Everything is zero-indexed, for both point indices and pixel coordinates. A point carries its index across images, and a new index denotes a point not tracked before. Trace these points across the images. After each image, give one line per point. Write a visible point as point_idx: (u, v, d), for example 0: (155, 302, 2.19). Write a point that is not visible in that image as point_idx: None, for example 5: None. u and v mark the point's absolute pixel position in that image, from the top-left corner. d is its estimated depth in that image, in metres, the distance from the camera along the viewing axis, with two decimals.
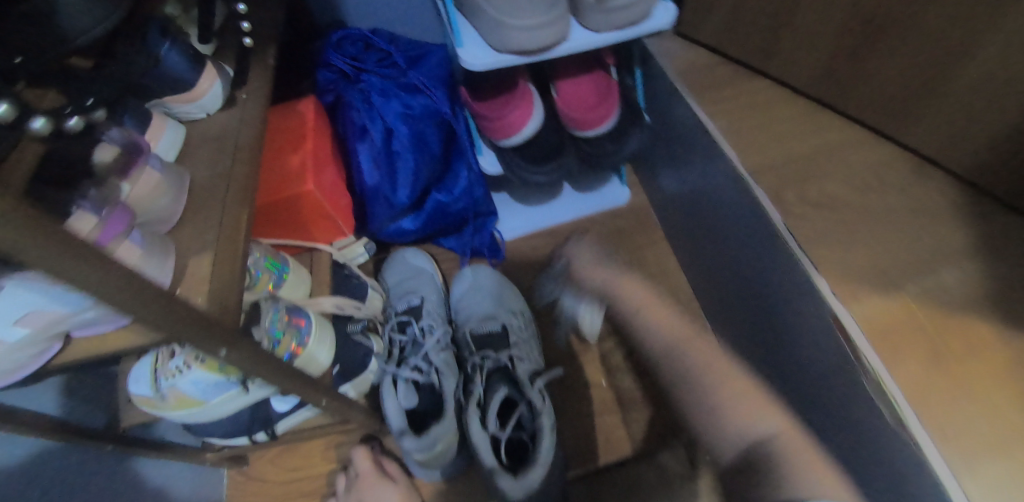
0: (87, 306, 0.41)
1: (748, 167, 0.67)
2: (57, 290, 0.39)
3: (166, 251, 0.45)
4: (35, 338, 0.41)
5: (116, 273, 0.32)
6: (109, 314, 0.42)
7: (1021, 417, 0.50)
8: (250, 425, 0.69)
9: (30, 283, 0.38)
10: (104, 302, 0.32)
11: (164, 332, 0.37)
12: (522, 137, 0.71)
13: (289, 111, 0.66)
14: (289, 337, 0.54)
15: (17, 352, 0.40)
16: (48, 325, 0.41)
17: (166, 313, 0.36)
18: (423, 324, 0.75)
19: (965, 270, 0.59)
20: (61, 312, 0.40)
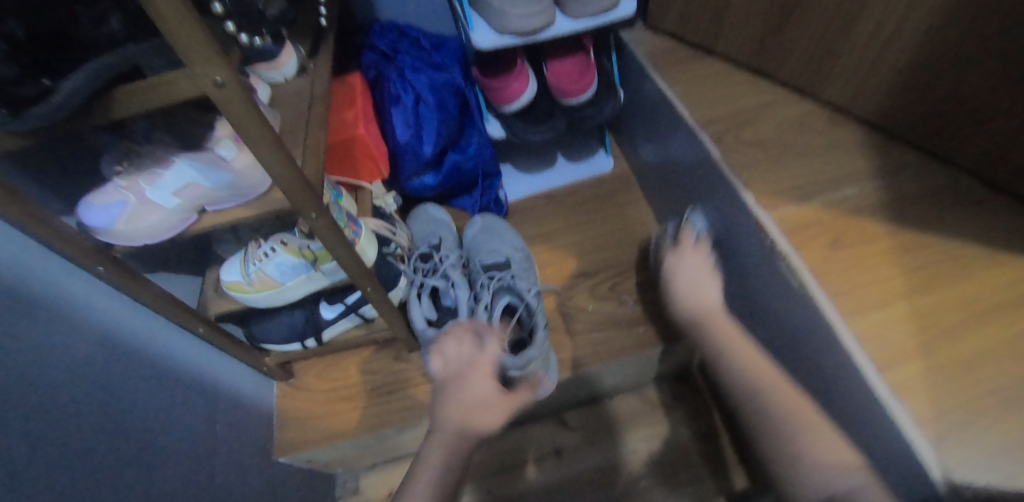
0: (220, 185, 0.61)
1: (698, 119, 0.85)
2: (206, 170, 0.59)
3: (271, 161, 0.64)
4: (183, 208, 0.61)
5: (264, 133, 0.52)
6: (231, 195, 0.62)
7: (897, 281, 0.67)
8: (304, 329, 0.86)
9: (191, 162, 0.59)
10: (255, 150, 0.52)
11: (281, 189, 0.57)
12: (520, 104, 0.90)
13: (341, 81, 0.86)
14: (349, 229, 0.72)
15: (171, 216, 0.61)
16: (193, 198, 0.61)
17: (283, 168, 0.55)
18: (441, 253, 0.93)
19: (866, 186, 0.75)
20: (205, 187, 0.60)
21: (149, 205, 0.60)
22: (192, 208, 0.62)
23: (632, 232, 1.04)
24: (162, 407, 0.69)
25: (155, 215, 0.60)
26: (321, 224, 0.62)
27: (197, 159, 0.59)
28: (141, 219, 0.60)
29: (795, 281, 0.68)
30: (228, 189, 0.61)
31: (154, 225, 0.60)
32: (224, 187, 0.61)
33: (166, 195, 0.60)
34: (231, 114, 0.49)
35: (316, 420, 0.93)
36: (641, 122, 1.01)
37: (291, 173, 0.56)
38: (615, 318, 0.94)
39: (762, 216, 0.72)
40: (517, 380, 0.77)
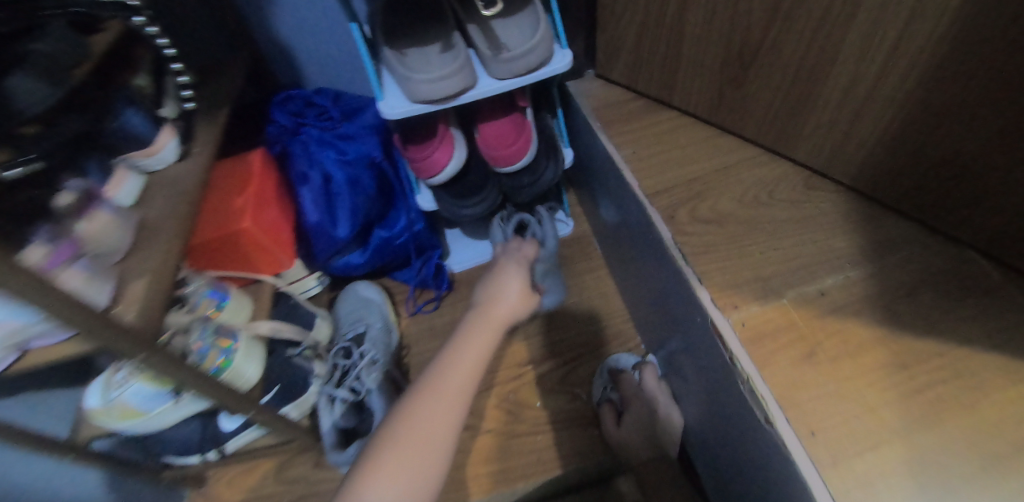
0: (37, 319, 0.50)
1: (647, 189, 0.72)
2: (13, 307, 0.49)
3: (106, 278, 0.54)
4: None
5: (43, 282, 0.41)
6: (57, 327, 0.52)
7: (887, 404, 0.52)
8: (201, 442, 0.74)
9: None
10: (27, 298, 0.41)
11: (90, 338, 0.46)
12: (446, 176, 0.78)
13: (238, 161, 0.76)
14: (215, 353, 0.61)
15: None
16: (6, 337, 0.50)
17: (77, 311, 0.44)
18: (363, 348, 0.80)
19: (848, 274, 0.61)
20: (18, 324, 0.50)
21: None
22: (9, 347, 0.51)
23: (590, 308, 0.91)
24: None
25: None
26: (158, 363, 0.52)
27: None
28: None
29: (761, 415, 0.53)
30: (48, 322, 0.51)
31: None
32: (39, 320, 0.50)
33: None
34: None
35: None
36: (596, 183, 0.89)
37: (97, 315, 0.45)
38: (565, 416, 0.81)
39: (716, 313, 0.59)
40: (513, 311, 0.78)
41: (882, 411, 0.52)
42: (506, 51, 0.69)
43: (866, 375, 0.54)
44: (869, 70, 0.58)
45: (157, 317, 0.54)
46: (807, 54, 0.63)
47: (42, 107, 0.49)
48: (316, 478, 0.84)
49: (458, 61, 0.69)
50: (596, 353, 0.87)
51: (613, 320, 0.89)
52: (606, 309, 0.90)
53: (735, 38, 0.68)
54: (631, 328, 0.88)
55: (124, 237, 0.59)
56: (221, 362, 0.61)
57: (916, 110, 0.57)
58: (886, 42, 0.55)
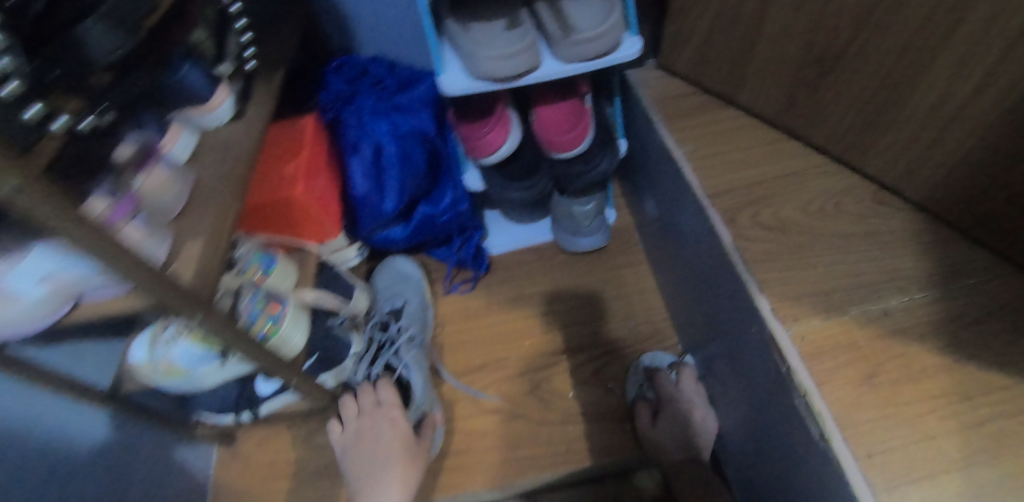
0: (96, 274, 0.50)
1: (706, 189, 0.70)
2: (74, 257, 0.49)
3: (162, 238, 0.53)
4: (56, 296, 0.50)
5: (111, 238, 0.40)
6: (112, 282, 0.52)
7: (944, 433, 0.51)
8: (237, 404, 0.75)
9: (53, 249, 0.48)
10: (94, 253, 0.40)
11: (150, 296, 0.45)
12: (499, 156, 0.76)
13: (291, 125, 0.75)
14: (265, 319, 0.60)
15: (36, 307, 0.49)
16: (64, 287, 0.50)
17: (141, 269, 0.43)
18: (401, 324, 0.81)
19: (913, 296, 0.60)
20: (77, 274, 0.50)
21: (7, 296, 0.48)
22: (66, 296, 0.51)
23: (627, 302, 0.90)
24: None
25: (15, 307, 0.48)
26: (211, 326, 0.51)
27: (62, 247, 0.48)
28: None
29: (816, 432, 0.53)
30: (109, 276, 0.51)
31: (17, 319, 0.49)
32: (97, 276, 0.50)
33: (27, 285, 0.48)
34: (46, 221, 0.36)
35: (250, 499, 0.82)
36: (646, 177, 0.87)
37: (162, 276, 0.44)
38: (597, 409, 0.81)
39: (774, 322, 0.58)
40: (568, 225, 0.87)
41: (942, 440, 0.51)
42: (577, 33, 0.65)
43: (927, 402, 0.53)
44: (963, 87, 0.56)
45: (213, 279, 0.53)
46: (895, 64, 0.60)
47: (115, 56, 0.42)
48: None
49: (527, 39, 0.66)
50: (631, 348, 0.86)
51: (650, 317, 0.88)
52: (643, 305, 0.89)
53: (818, 40, 0.65)
54: (668, 327, 0.87)
55: (176, 202, 0.57)
56: (269, 327, 0.60)
57: (1008, 136, 0.54)
58: (988, 61, 0.52)
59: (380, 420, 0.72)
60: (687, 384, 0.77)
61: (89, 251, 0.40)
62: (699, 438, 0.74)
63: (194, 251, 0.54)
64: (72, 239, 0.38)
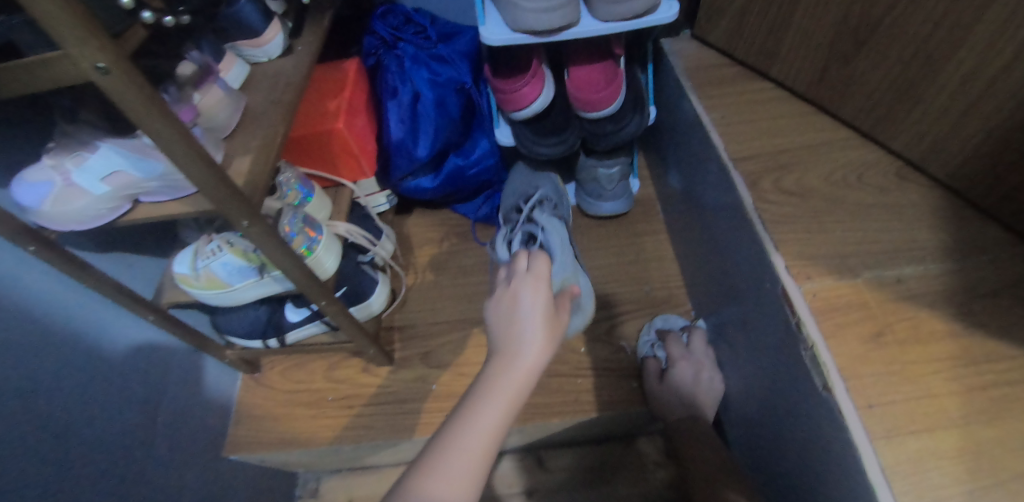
0: (154, 176, 0.54)
1: (732, 153, 0.72)
2: (135, 158, 0.53)
3: (216, 145, 0.58)
4: (116, 196, 0.55)
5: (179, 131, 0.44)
6: (166, 189, 0.56)
7: (947, 393, 0.53)
8: (266, 328, 0.79)
9: (119, 148, 0.53)
10: (163, 144, 0.43)
11: (206, 195, 0.49)
12: (531, 111, 0.78)
13: (335, 66, 0.78)
14: (302, 238, 0.64)
15: (100, 204, 0.54)
16: (125, 187, 0.54)
17: (201, 166, 0.46)
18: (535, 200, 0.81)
19: (928, 265, 0.61)
20: (137, 176, 0.54)
21: (76, 189, 0.53)
22: (124, 198, 0.56)
23: (644, 268, 0.92)
24: (86, 402, 0.62)
25: (81, 200, 0.53)
26: (256, 234, 0.54)
27: (127, 146, 0.53)
28: (67, 203, 0.53)
29: (820, 383, 0.55)
30: (163, 181, 0.55)
31: (82, 211, 0.54)
32: (155, 178, 0.54)
33: (93, 180, 0.53)
34: (125, 105, 0.40)
35: (272, 422, 0.87)
36: (672, 146, 0.89)
37: (218, 175, 0.48)
38: (606, 365, 0.83)
39: (788, 277, 0.60)
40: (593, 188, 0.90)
41: (946, 400, 0.52)
42: None
43: (934, 364, 0.54)
44: (998, 60, 0.56)
45: (260, 192, 0.57)
46: (931, 36, 0.60)
47: None
48: (361, 382, 0.88)
49: None
50: (645, 311, 0.88)
51: (664, 284, 0.90)
52: (659, 272, 0.91)
53: (854, 11, 0.66)
54: (682, 294, 0.89)
55: (230, 120, 0.61)
56: (305, 248, 0.64)
57: None
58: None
59: (527, 287, 0.47)
60: (698, 347, 0.79)
61: (159, 141, 0.43)
62: (703, 398, 0.76)
63: (244, 165, 0.57)
64: (145, 128, 0.42)
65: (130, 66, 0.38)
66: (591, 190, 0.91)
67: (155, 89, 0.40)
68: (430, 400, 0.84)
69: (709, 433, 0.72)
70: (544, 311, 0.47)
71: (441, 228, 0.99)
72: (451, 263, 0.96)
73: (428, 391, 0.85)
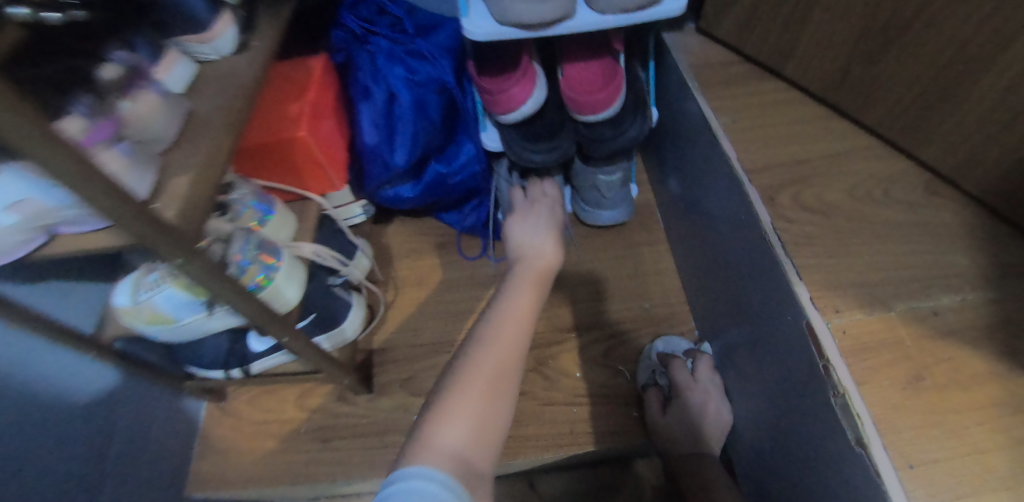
0: (70, 204, 0.45)
1: (746, 164, 0.65)
2: (43, 184, 0.44)
3: (147, 166, 0.46)
4: (28, 226, 0.46)
5: (83, 161, 0.35)
6: (88, 218, 0.47)
7: (992, 447, 0.47)
8: (227, 359, 0.71)
9: (20, 174, 0.43)
10: (62, 177, 0.35)
11: (128, 233, 0.40)
12: (520, 115, 0.70)
13: (298, 64, 0.69)
14: (257, 267, 0.56)
15: (9, 236, 0.46)
16: (36, 215, 0.46)
17: (117, 200, 0.37)
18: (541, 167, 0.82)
19: (965, 296, 0.54)
20: (47, 204, 0.45)
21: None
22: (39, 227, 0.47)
23: (644, 283, 0.84)
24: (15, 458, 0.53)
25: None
26: (197, 271, 0.46)
27: (29, 171, 0.43)
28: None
29: (852, 435, 0.48)
30: (78, 209, 0.46)
31: None
32: (71, 206, 0.45)
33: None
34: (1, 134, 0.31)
35: (239, 458, 0.79)
36: (674, 151, 0.81)
37: (140, 210, 0.39)
38: (603, 391, 0.77)
39: (814, 311, 0.53)
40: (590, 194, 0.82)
41: (992, 456, 0.47)
42: None
43: (977, 412, 0.48)
44: None
45: (202, 220, 0.48)
46: (974, 36, 0.53)
47: None
48: (336, 412, 0.80)
49: None
50: (645, 332, 0.81)
51: (665, 300, 0.83)
52: (660, 287, 0.84)
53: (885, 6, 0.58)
54: (685, 312, 0.82)
55: (171, 126, 0.52)
56: (261, 278, 0.56)
57: None
58: None
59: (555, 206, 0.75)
60: (702, 375, 0.73)
61: (56, 175, 0.34)
62: (711, 431, 0.69)
63: (181, 188, 0.48)
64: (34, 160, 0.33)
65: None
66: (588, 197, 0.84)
67: (41, 112, 0.31)
68: None
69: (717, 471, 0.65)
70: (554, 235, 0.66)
71: (423, 239, 0.91)
72: (433, 277, 0.88)
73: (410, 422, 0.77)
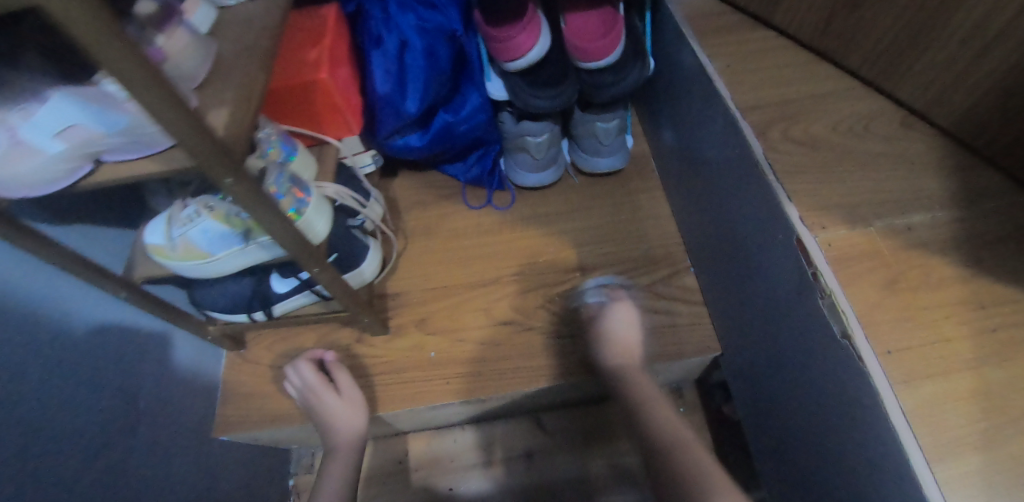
0: (117, 130, 0.49)
1: (738, 104, 0.70)
2: (94, 108, 0.48)
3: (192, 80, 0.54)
4: (74, 153, 0.50)
5: (150, 73, 0.38)
6: (131, 144, 0.51)
7: (956, 338, 0.54)
8: (251, 300, 0.75)
9: (75, 99, 0.47)
10: (131, 88, 0.38)
11: (183, 149, 0.44)
12: (527, 61, 0.74)
13: (313, 13, 0.72)
14: (290, 198, 0.59)
15: (55, 164, 0.50)
16: (83, 142, 0.50)
17: (178, 114, 0.41)
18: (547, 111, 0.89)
19: (936, 213, 0.61)
20: (96, 129, 0.49)
21: (24, 147, 0.48)
22: (85, 155, 0.51)
23: (641, 226, 0.90)
24: (52, 392, 0.57)
25: (33, 160, 0.49)
26: (242, 193, 0.50)
27: (82, 94, 0.47)
28: (11, 165, 0.48)
29: (838, 330, 0.54)
30: (129, 134, 0.50)
31: (36, 172, 0.49)
32: (116, 131, 0.49)
33: (44, 137, 0.48)
34: (85, 42, 0.34)
35: (262, 399, 0.83)
36: (668, 99, 0.86)
37: (196, 125, 0.43)
38: (563, 325, 0.82)
39: (802, 228, 0.59)
40: (587, 142, 0.87)
41: (955, 344, 0.53)
42: None
43: (943, 309, 0.55)
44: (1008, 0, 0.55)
45: (242, 147, 0.51)
46: None
47: None
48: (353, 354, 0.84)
49: None
50: (643, 272, 0.86)
51: (662, 242, 0.88)
52: (656, 230, 0.89)
53: None
54: (680, 252, 0.88)
55: (199, 69, 0.55)
56: (292, 210, 0.59)
57: None
58: None
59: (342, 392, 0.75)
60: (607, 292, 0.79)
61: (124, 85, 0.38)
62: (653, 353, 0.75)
63: (219, 117, 0.51)
64: (103, 63, 0.36)
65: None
66: (585, 144, 0.88)
67: (119, 21, 0.35)
68: (426, 367, 0.81)
69: (670, 404, 0.67)
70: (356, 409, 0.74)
71: (430, 190, 0.94)
72: (440, 226, 0.91)
73: (425, 360, 0.81)
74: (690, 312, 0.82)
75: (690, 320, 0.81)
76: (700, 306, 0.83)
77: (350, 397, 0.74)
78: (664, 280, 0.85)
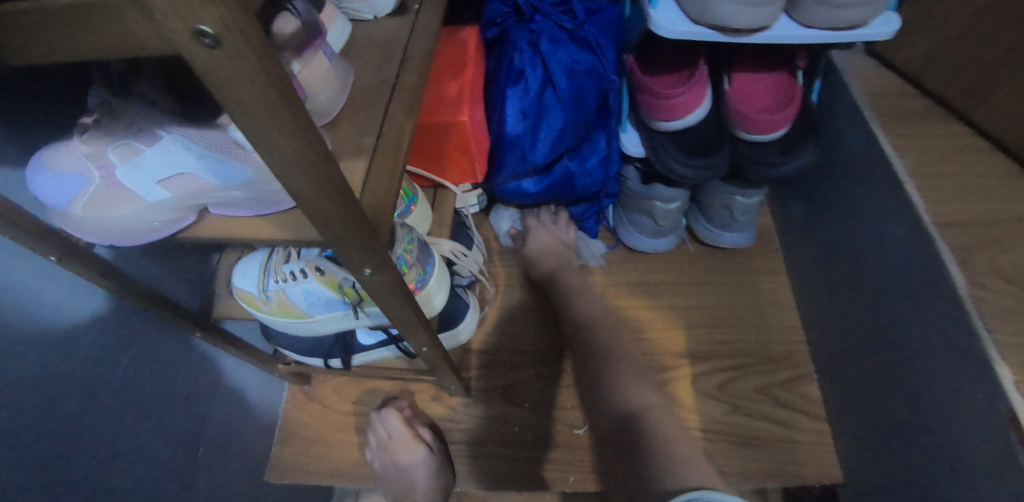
0: (236, 186, 0.38)
1: (932, 216, 0.59)
2: (215, 157, 0.37)
3: (339, 93, 0.45)
4: (178, 204, 0.39)
5: (318, 156, 0.28)
6: (249, 201, 0.40)
7: None
8: (332, 347, 0.66)
9: (191, 143, 0.36)
10: (291, 172, 0.28)
11: (329, 238, 0.34)
12: (683, 124, 0.63)
13: (456, 36, 0.65)
14: (415, 269, 0.50)
15: (153, 214, 0.39)
16: (192, 193, 0.39)
17: (334, 202, 0.31)
18: None
19: None
20: (211, 183, 0.38)
21: (124, 192, 0.38)
22: (190, 206, 0.40)
23: (762, 315, 0.80)
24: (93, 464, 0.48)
25: (130, 207, 0.38)
26: (377, 282, 0.40)
27: (201, 138, 0.36)
28: (104, 211, 0.38)
29: None
30: (247, 191, 0.39)
31: (126, 221, 0.39)
32: (236, 186, 0.38)
33: (147, 182, 0.37)
34: (252, 124, 0.24)
35: (324, 447, 0.75)
36: (820, 181, 0.75)
37: (351, 212, 0.33)
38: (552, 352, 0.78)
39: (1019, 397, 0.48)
40: (719, 213, 0.77)
41: None
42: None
43: None
44: None
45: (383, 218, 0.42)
46: None
47: None
48: (428, 413, 0.75)
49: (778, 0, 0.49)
50: (762, 370, 0.76)
51: (783, 338, 0.78)
52: (778, 322, 0.79)
53: None
54: (804, 352, 0.77)
55: (335, 101, 0.45)
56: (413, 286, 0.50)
57: None
58: None
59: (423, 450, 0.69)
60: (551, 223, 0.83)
61: (282, 170, 0.28)
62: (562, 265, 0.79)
63: (357, 177, 0.42)
64: (260, 144, 0.26)
65: (259, 38, 0.21)
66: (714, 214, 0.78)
67: (300, 98, 0.25)
68: (506, 444, 0.72)
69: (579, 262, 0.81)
70: (436, 473, 0.69)
71: None
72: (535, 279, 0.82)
73: (509, 433, 0.73)
74: (811, 427, 0.73)
75: (809, 437, 0.72)
76: (826, 423, 0.73)
77: (438, 453, 0.70)
78: (785, 383, 0.75)
